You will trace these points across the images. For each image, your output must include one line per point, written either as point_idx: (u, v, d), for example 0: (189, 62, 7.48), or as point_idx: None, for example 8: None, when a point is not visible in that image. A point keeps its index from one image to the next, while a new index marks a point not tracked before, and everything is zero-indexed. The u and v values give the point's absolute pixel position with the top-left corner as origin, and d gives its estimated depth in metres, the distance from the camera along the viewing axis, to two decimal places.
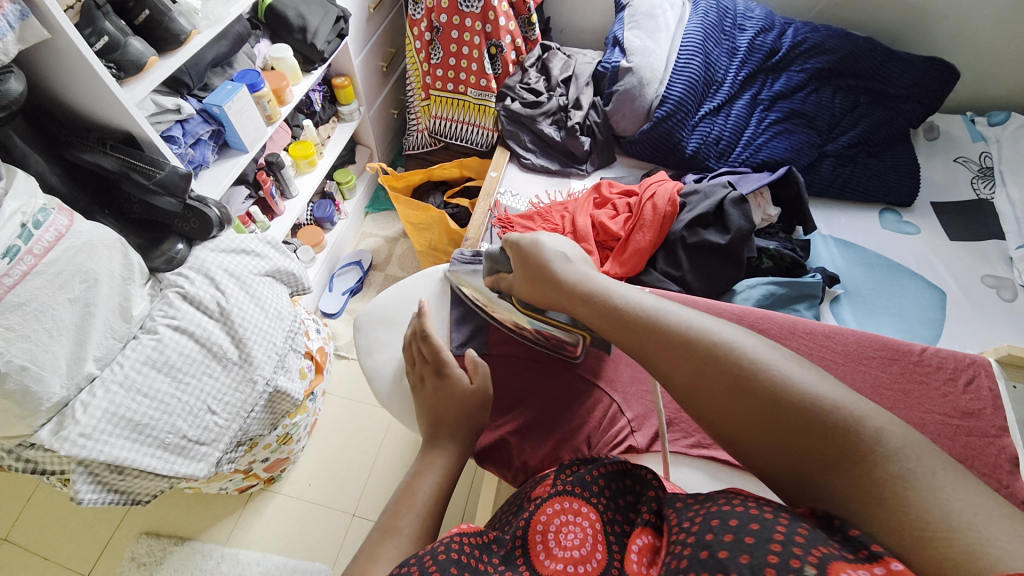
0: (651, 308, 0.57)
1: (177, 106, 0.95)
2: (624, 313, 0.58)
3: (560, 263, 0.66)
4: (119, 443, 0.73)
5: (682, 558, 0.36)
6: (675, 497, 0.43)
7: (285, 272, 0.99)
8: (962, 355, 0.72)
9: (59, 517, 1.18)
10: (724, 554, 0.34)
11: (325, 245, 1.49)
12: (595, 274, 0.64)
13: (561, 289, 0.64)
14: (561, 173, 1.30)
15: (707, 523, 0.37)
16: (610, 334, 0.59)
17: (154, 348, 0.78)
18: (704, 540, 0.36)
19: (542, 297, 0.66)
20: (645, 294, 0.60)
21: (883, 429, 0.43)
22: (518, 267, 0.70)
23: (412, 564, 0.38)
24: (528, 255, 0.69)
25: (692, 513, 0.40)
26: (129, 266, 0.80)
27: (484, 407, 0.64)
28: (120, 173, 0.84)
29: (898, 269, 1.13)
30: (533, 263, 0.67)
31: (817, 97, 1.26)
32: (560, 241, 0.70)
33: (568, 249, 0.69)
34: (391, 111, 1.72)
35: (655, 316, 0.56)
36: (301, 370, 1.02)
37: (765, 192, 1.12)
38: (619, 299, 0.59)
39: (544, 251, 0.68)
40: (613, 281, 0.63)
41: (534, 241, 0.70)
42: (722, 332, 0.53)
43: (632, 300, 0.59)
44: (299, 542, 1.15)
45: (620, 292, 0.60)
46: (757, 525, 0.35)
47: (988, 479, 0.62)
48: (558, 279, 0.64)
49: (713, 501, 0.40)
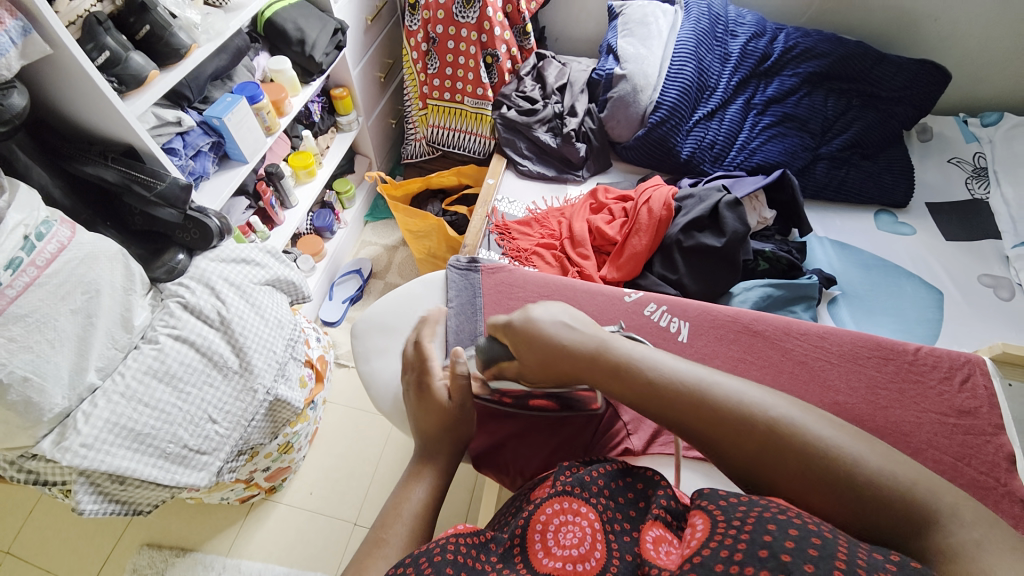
0: (693, 381, 0.54)
1: (178, 119, 0.97)
2: (666, 393, 0.54)
3: (567, 335, 0.60)
4: (120, 453, 0.73)
5: (737, 552, 0.35)
6: (717, 489, 0.42)
7: (284, 281, 1.00)
8: (957, 354, 0.72)
9: (61, 529, 1.18)
10: (788, 558, 0.34)
11: (325, 254, 1.50)
12: (610, 347, 0.59)
13: (582, 368, 0.59)
14: (557, 179, 1.31)
15: (763, 524, 0.37)
16: (654, 417, 0.55)
17: (155, 358, 0.79)
18: (761, 540, 0.36)
19: (561, 374, 0.60)
20: (674, 363, 0.56)
21: (958, 503, 0.45)
22: (518, 349, 0.62)
23: (409, 564, 0.39)
24: (529, 336, 0.61)
25: (743, 509, 0.39)
26: (130, 277, 0.80)
27: (468, 420, 0.62)
28: (122, 185, 0.86)
29: (894, 269, 1.14)
30: (534, 341, 0.61)
31: (810, 101, 1.27)
32: (551, 306, 0.64)
33: (564, 314, 0.63)
34: (389, 121, 1.74)
35: (701, 392, 0.53)
36: (302, 379, 1.02)
37: (760, 195, 1.14)
38: (655, 376, 0.55)
39: (542, 324, 0.61)
40: (632, 349, 0.58)
41: (528, 319, 0.62)
42: (770, 407, 0.51)
43: (666, 373, 0.55)
44: (301, 552, 1.15)
45: (648, 367, 0.56)
46: (819, 539, 0.35)
47: (985, 478, 0.62)
48: (576, 353, 0.59)
49: (760, 504, 0.40)
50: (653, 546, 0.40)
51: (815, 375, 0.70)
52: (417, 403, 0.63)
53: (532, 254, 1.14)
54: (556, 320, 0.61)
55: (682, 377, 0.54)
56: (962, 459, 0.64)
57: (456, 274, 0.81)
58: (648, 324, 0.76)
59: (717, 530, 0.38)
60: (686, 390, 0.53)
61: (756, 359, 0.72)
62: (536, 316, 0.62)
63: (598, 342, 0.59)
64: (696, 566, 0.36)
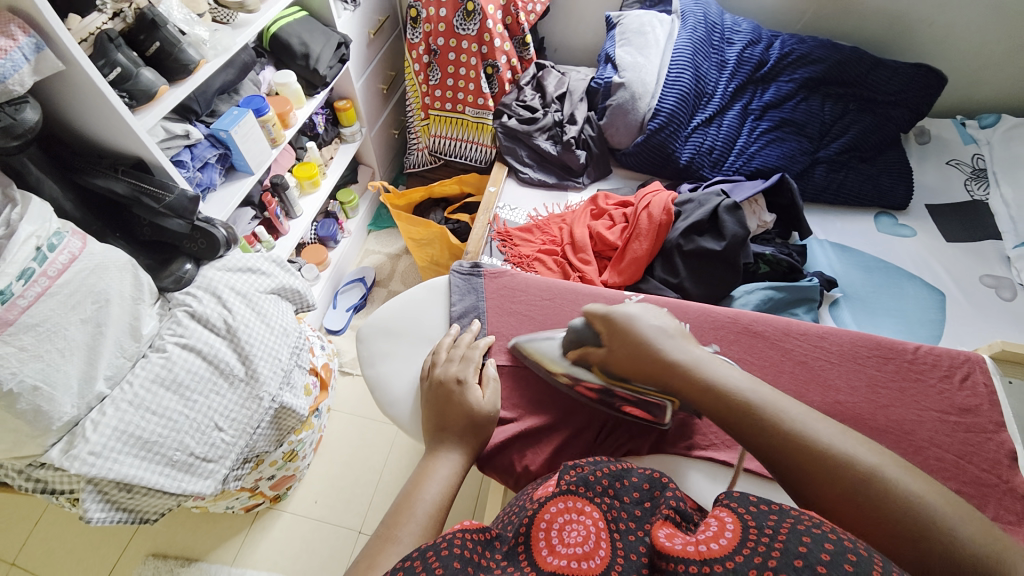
0: (780, 410, 0.53)
1: (186, 132, 0.99)
2: (749, 412, 0.53)
3: (663, 340, 0.62)
4: (128, 461, 0.74)
5: (771, 559, 0.33)
6: (745, 493, 0.40)
7: (290, 289, 1.01)
8: (957, 352, 0.72)
9: (68, 538, 1.18)
10: (823, 570, 0.32)
11: (330, 263, 1.52)
12: (706, 359, 0.59)
13: (668, 372, 0.60)
14: (558, 186, 1.33)
15: (798, 535, 0.34)
16: (726, 429, 0.55)
17: (163, 367, 0.80)
18: (797, 550, 0.33)
19: (643, 374, 0.62)
20: (764, 388, 0.55)
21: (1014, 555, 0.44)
22: (612, 340, 0.66)
23: (415, 558, 0.37)
24: (625, 332, 0.64)
25: (776, 518, 0.36)
26: (139, 287, 0.82)
27: (492, 422, 0.63)
28: (132, 197, 0.87)
29: (895, 271, 1.14)
30: (629, 337, 0.64)
31: (807, 106, 1.28)
32: (654, 312, 0.67)
33: (666, 322, 0.65)
34: (392, 132, 1.76)
35: (784, 418, 0.52)
36: (307, 387, 1.03)
37: (760, 199, 1.15)
38: (740, 395, 0.54)
39: (641, 324, 0.64)
40: (725, 365, 0.59)
41: (628, 317, 0.65)
42: (854, 450, 0.49)
43: (756, 395, 0.54)
44: (306, 561, 1.14)
45: (738, 385, 0.55)
46: (854, 556, 0.33)
47: (988, 476, 0.63)
48: (666, 360, 0.60)
49: (791, 513, 0.36)
50: (668, 540, 0.37)
51: (816, 375, 0.70)
52: (443, 400, 0.64)
53: (534, 259, 1.15)
54: (656, 325, 0.63)
55: (774, 400, 0.54)
56: (964, 457, 0.64)
57: (459, 279, 0.82)
58: None
59: (748, 536, 0.35)
60: (770, 414, 0.53)
61: (756, 360, 0.72)
62: (638, 316, 0.65)
63: (692, 353, 0.60)
64: (728, 570, 0.33)
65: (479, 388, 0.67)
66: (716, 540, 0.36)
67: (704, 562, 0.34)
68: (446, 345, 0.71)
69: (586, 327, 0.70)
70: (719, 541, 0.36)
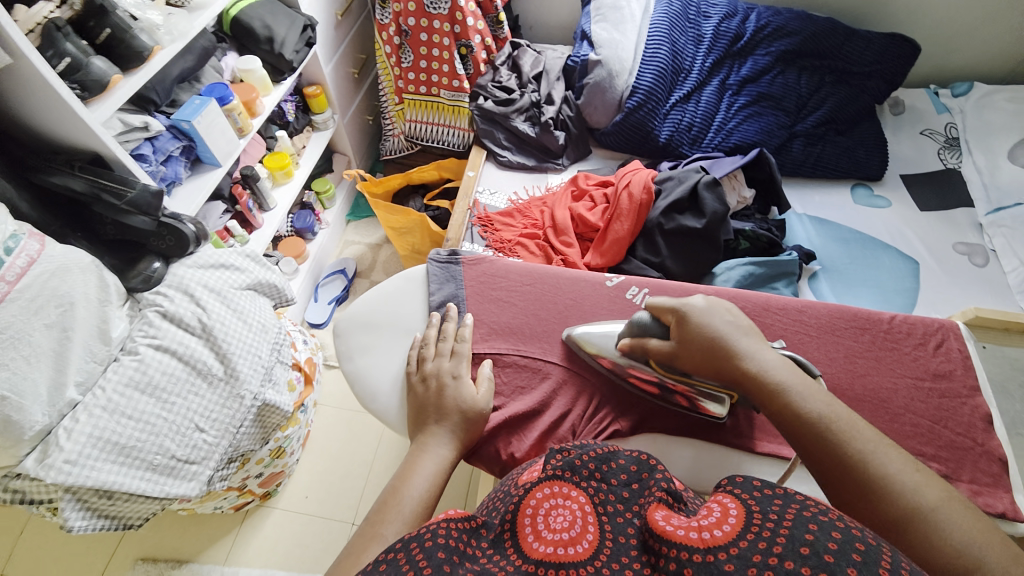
0: (848, 429, 0.49)
1: (145, 124, 0.94)
2: (814, 423, 0.50)
3: (737, 340, 0.57)
4: (106, 467, 0.72)
5: (775, 545, 0.32)
6: (748, 478, 0.39)
7: (266, 284, 0.98)
8: (931, 320, 0.74)
9: (54, 547, 1.16)
10: (830, 558, 0.31)
11: (308, 255, 1.48)
12: (777, 359, 0.55)
13: (738, 374, 0.55)
14: (538, 168, 1.31)
15: (804, 521, 0.33)
16: (786, 435, 0.52)
17: (137, 370, 0.77)
18: (802, 537, 0.32)
19: (711, 372, 0.58)
20: (831, 401, 0.52)
21: None
22: (682, 333, 0.59)
23: (399, 550, 0.36)
24: (696, 332, 0.58)
25: (780, 503, 0.35)
26: (105, 288, 0.79)
27: (484, 416, 0.63)
28: (91, 195, 0.84)
29: (872, 242, 1.16)
30: (701, 333, 0.58)
31: (784, 79, 1.28)
32: (726, 306, 0.61)
33: (738, 320, 0.59)
34: (366, 117, 1.71)
35: (850, 437, 0.49)
36: (291, 382, 1.01)
37: (739, 174, 1.14)
38: (808, 405, 0.51)
39: (715, 321, 0.58)
40: (794, 368, 0.55)
41: (695, 314, 0.59)
42: (912, 481, 0.46)
43: (825, 409, 0.51)
44: (299, 555, 1.14)
45: (811, 397, 0.52)
46: (862, 545, 0.31)
47: (962, 439, 0.65)
48: (738, 361, 0.55)
49: (797, 498, 0.35)
50: (664, 522, 0.37)
51: (796, 348, 0.71)
52: (435, 394, 0.63)
53: (516, 244, 1.14)
54: (724, 324, 0.58)
55: (842, 416, 0.50)
56: (939, 422, 0.66)
57: (436, 267, 0.81)
58: (630, 308, 0.77)
59: (752, 521, 0.34)
60: (834, 430, 0.49)
61: None
62: (706, 308, 0.60)
63: (765, 358, 0.55)
64: (731, 557, 0.32)
65: (473, 384, 0.66)
66: (719, 526, 0.35)
67: (708, 550, 0.33)
68: (433, 339, 0.70)
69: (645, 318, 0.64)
70: (722, 527, 0.34)
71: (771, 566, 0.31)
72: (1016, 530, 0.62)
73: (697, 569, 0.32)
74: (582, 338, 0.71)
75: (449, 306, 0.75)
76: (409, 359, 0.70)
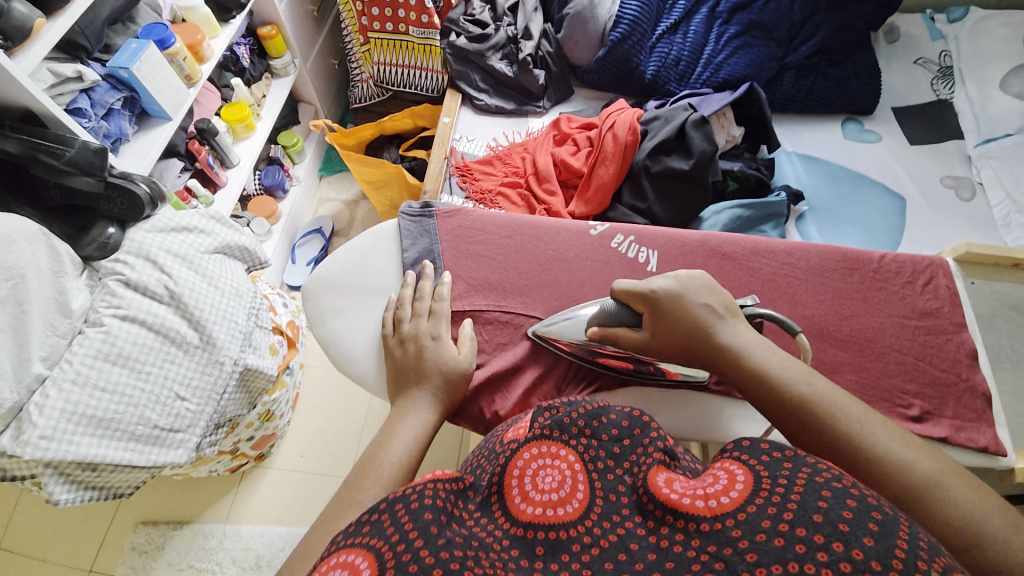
0: (833, 407, 0.48)
1: (78, 73, 0.85)
2: (801, 406, 0.49)
3: (715, 324, 0.55)
4: (86, 440, 0.69)
5: (787, 511, 0.31)
6: (755, 440, 0.37)
7: (236, 247, 0.92)
8: (922, 257, 0.73)
9: (50, 519, 1.16)
10: (845, 527, 0.30)
11: (280, 215, 1.41)
12: (756, 342, 0.54)
13: (718, 356, 0.54)
14: (517, 112, 1.24)
15: (817, 489, 0.32)
16: (768, 416, 0.51)
17: (103, 342, 0.73)
18: (815, 505, 0.31)
19: (689, 357, 0.57)
20: (812, 376, 0.51)
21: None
22: (655, 322, 0.58)
23: (384, 510, 0.35)
24: (674, 318, 0.56)
25: (791, 467, 0.34)
26: (57, 258, 0.74)
27: (468, 375, 0.62)
28: (27, 156, 0.78)
29: (861, 179, 1.13)
30: (676, 321, 0.56)
31: (776, 5, 1.19)
32: (699, 282, 0.58)
33: (714, 297, 0.57)
34: (331, 62, 1.59)
35: (843, 418, 0.47)
36: (272, 346, 0.96)
37: (728, 111, 1.09)
38: (792, 386, 0.50)
39: (690, 305, 0.56)
40: (774, 347, 0.54)
41: (670, 296, 0.57)
42: (912, 456, 0.45)
43: (810, 390, 0.49)
44: (298, 510, 1.17)
45: (793, 377, 0.50)
46: (879, 515, 0.31)
47: (946, 374, 0.65)
48: (716, 345, 0.54)
49: (809, 463, 0.34)
50: (665, 488, 0.36)
51: (784, 292, 0.70)
52: (414, 357, 0.61)
53: (497, 194, 1.09)
54: (700, 305, 0.56)
55: (824, 394, 0.49)
56: (925, 358, 0.67)
57: (409, 222, 0.77)
58: (616, 257, 0.74)
59: (760, 485, 0.33)
60: (820, 412, 0.48)
61: (725, 282, 0.70)
62: (679, 290, 0.57)
63: (744, 338, 0.54)
64: (739, 522, 0.32)
65: (454, 345, 0.65)
66: (726, 492, 0.34)
67: (715, 518, 0.33)
68: (409, 299, 0.68)
69: (615, 301, 0.62)
70: (728, 493, 0.34)
71: (782, 532, 0.31)
72: (995, 461, 0.64)
73: (705, 537, 0.32)
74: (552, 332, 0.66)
75: (424, 263, 0.71)
76: (385, 321, 0.67)
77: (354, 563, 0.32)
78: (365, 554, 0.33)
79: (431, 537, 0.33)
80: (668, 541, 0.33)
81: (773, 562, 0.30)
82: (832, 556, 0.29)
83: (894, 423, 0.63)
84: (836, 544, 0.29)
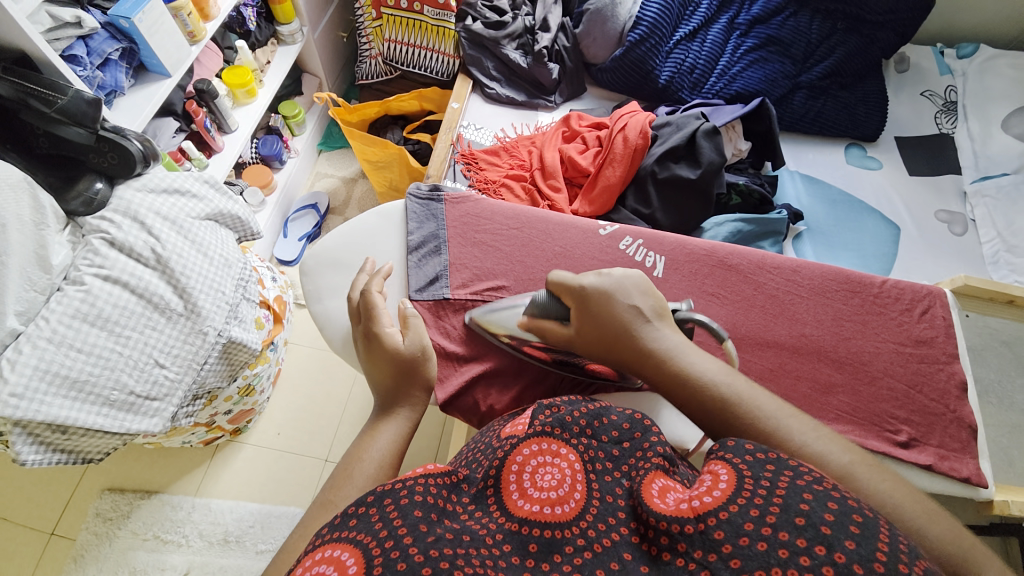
0: (753, 404, 0.48)
1: (77, 19, 0.81)
2: (724, 404, 0.48)
3: (641, 326, 0.54)
4: (57, 401, 0.66)
5: (769, 514, 0.31)
6: (741, 441, 0.37)
7: (228, 216, 0.89)
8: (921, 287, 0.73)
9: (13, 477, 1.13)
10: (828, 530, 0.30)
11: (275, 186, 1.38)
12: (683, 342, 0.53)
13: (643, 357, 0.53)
14: (528, 104, 1.22)
15: (799, 491, 0.32)
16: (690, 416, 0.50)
17: (83, 301, 0.69)
18: (796, 507, 0.31)
19: (614, 356, 0.55)
20: (732, 375, 0.50)
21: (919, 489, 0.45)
22: (580, 319, 0.56)
23: (371, 504, 0.34)
24: (597, 316, 0.55)
25: (774, 470, 0.34)
26: (40, 210, 0.71)
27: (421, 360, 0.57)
28: (17, 101, 0.74)
29: (859, 205, 1.15)
30: (601, 321, 0.55)
31: (795, 23, 1.19)
32: (633, 283, 0.57)
33: (645, 299, 0.56)
34: (340, 34, 1.54)
35: (760, 416, 0.47)
36: (258, 321, 0.93)
37: (737, 125, 1.09)
38: (713, 385, 0.49)
39: (615, 305, 0.55)
40: (698, 349, 0.53)
41: (595, 292, 0.56)
42: (827, 446, 0.45)
43: (730, 386, 0.49)
44: (271, 489, 1.15)
45: (717, 376, 0.50)
46: (861, 517, 0.31)
47: (935, 404, 0.66)
48: (640, 345, 0.53)
49: (792, 465, 0.34)
50: (658, 496, 0.35)
51: (785, 308, 0.70)
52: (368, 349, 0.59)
53: (501, 185, 1.07)
54: (626, 306, 0.54)
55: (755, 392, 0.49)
56: (915, 386, 0.68)
57: (416, 204, 0.76)
58: (623, 259, 0.73)
59: (744, 486, 0.33)
60: (742, 407, 0.47)
61: (729, 295, 0.71)
62: (607, 292, 0.56)
63: (670, 339, 0.53)
64: (721, 523, 0.32)
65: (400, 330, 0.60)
66: (710, 493, 0.34)
67: (698, 519, 0.33)
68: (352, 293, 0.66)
69: (540, 295, 0.60)
70: (712, 493, 0.34)
71: (765, 537, 0.30)
72: (975, 493, 0.65)
73: (693, 542, 0.32)
74: (489, 321, 0.66)
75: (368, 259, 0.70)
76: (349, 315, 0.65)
77: (340, 558, 0.31)
78: (350, 548, 0.32)
79: (421, 534, 0.32)
80: (657, 548, 0.33)
81: (757, 567, 0.30)
82: (814, 560, 0.29)
83: (881, 447, 0.64)
84: (819, 547, 0.29)
